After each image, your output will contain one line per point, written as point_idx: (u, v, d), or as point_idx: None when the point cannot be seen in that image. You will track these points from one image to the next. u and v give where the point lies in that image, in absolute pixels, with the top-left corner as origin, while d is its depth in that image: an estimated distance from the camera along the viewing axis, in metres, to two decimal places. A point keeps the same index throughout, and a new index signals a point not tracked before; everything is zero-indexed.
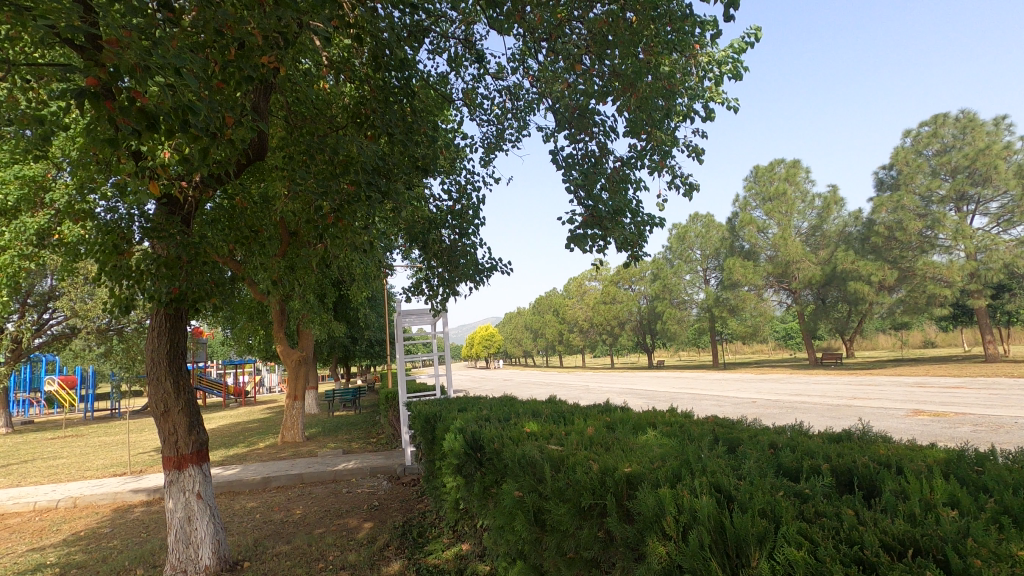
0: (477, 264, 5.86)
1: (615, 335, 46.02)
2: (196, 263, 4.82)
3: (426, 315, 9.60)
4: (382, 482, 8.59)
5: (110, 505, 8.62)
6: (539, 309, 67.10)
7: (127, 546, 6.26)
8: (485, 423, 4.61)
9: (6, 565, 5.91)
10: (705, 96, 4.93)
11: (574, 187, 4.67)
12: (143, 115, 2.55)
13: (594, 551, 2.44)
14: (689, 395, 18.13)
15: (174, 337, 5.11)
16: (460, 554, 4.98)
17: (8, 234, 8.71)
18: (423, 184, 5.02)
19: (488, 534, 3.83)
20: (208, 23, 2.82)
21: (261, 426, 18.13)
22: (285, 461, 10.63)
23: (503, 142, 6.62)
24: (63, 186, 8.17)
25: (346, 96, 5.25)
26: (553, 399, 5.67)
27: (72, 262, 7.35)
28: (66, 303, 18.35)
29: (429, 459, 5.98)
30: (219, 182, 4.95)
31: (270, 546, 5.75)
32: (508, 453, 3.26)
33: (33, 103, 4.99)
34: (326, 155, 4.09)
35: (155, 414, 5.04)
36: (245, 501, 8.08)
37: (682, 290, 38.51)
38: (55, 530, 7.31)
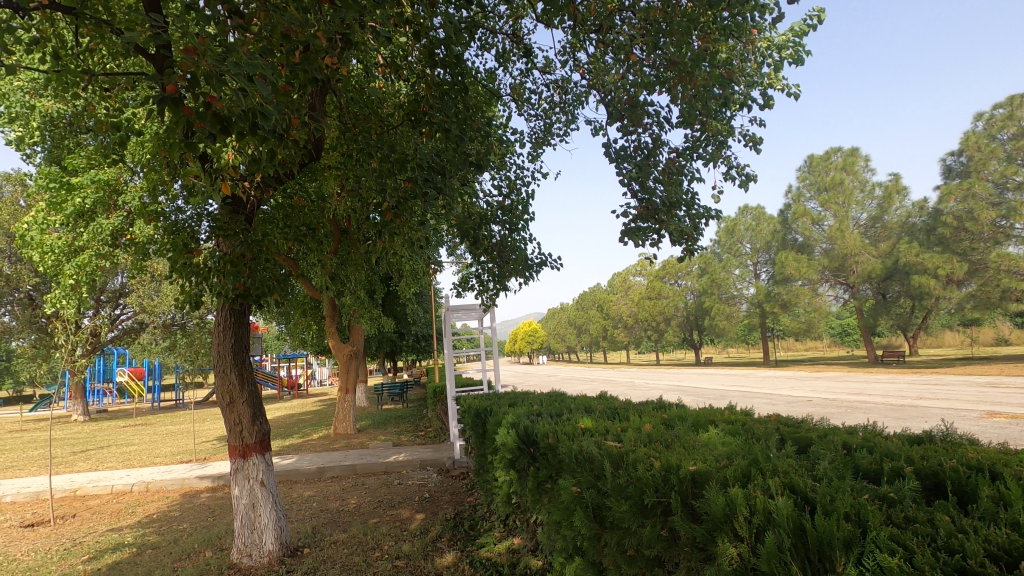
0: (527, 260, 5.85)
1: (661, 331, 45.20)
2: (259, 260, 5.02)
3: (474, 311, 9.69)
4: (432, 475, 8.74)
5: (178, 490, 9.11)
6: (583, 305, 66.71)
7: (196, 529, 6.60)
8: (537, 418, 4.63)
9: (88, 544, 6.34)
10: (764, 83, 4.72)
11: (626, 180, 4.59)
12: (217, 119, 2.62)
13: (657, 550, 2.40)
14: (740, 392, 17.61)
15: (238, 332, 5.33)
16: (512, 548, 4.98)
17: (87, 235, 9.35)
18: (476, 179, 5.06)
19: (544, 529, 3.83)
20: (275, 27, 2.90)
21: (315, 417, 18.81)
22: (339, 453, 10.96)
23: (551, 136, 6.61)
24: (135, 189, 8.65)
25: (398, 95, 5.33)
26: (604, 395, 5.60)
27: (144, 261, 7.79)
28: (135, 299, 19.56)
29: (480, 453, 6.03)
30: (279, 182, 5.14)
31: (328, 534, 5.94)
32: (565, 449, 3.25)
33: (111, 110, 5.30)
34: (383, 153, 4.17)
35: (222, 405, 5.28)
36: (302, 489, 8.38)
37: (731, 285, 37.43)
38: (131, 513, 7.79)
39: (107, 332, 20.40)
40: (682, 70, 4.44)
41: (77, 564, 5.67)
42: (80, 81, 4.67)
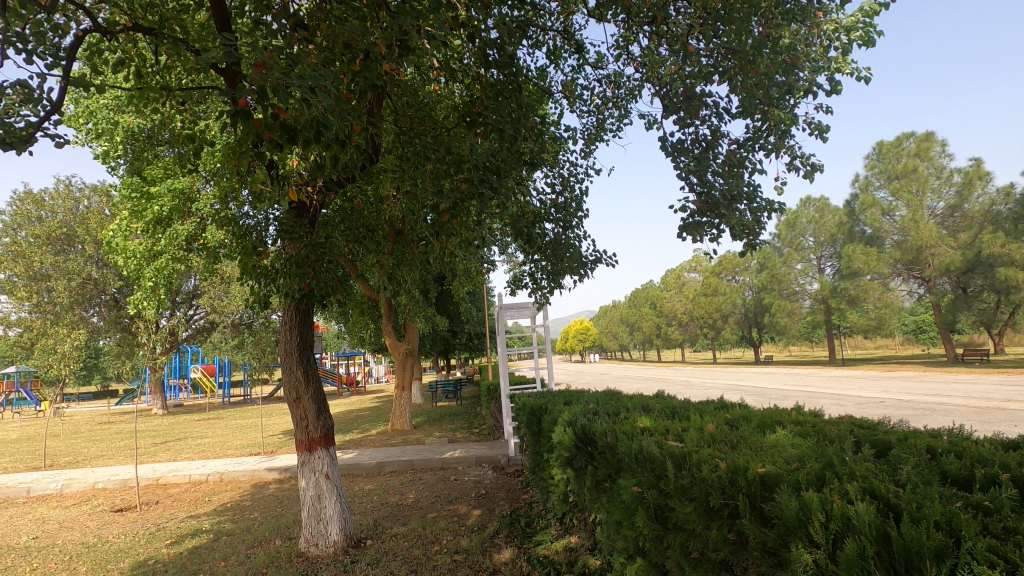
0: (581, 257, 5.81)
1: (718, 329, 43.80)
2: (322, 262, 5.21)
3: (526, 309, 9.70)
4: (487, 472, 8.84)
5: (249, 481, 9.61)
6: (635, 303, 65.66)
7: (266, 518, 6.94)
8: (594, 416, 4.58)
9: (171, 529, 6.80)
10: (831, 67, 4.45)
11: (684, 173, 4.46)
12: (284, 129, 2.74)
13: (724, 553, 2.34)
14: (805, 393, 16.77)
15: (303, 331, 5.57)
16: (569, 546, 4.97)
17: (164, 241, 9.99)
18: (528, 177, 5.06)
19: (603, 528, 3.81)
20: (337, 39, 3.00)
21: (373, 413, 19.35)
22: (397, 448, 11.25)
23: (603, 131, 6.53)
24: (206, 197, 9.20)
25: (452, 97, 5.40)
26: (661, 395, 5.48)
27: (215, 265, 8.25)
28: (207, 300, 20.79)
29: (535, 451, 6.04)
30: (340, 186, 5.31)
31: (389, 526, 6.11)
32: (624, 448, 3.21)
33: (186, 123, 5.66)
34: (439, 155, 4.22)
35: (289, 400, 5.53)
36: (363, 483, 8.68)
37: (792, 280, 35.81)
38: (207, 501, 8.29)
39: (182, 331, 21.76)
40: (742, 58, 4.28)
41: (162, 547, 6.10)
42: (159, 97, 5.02)
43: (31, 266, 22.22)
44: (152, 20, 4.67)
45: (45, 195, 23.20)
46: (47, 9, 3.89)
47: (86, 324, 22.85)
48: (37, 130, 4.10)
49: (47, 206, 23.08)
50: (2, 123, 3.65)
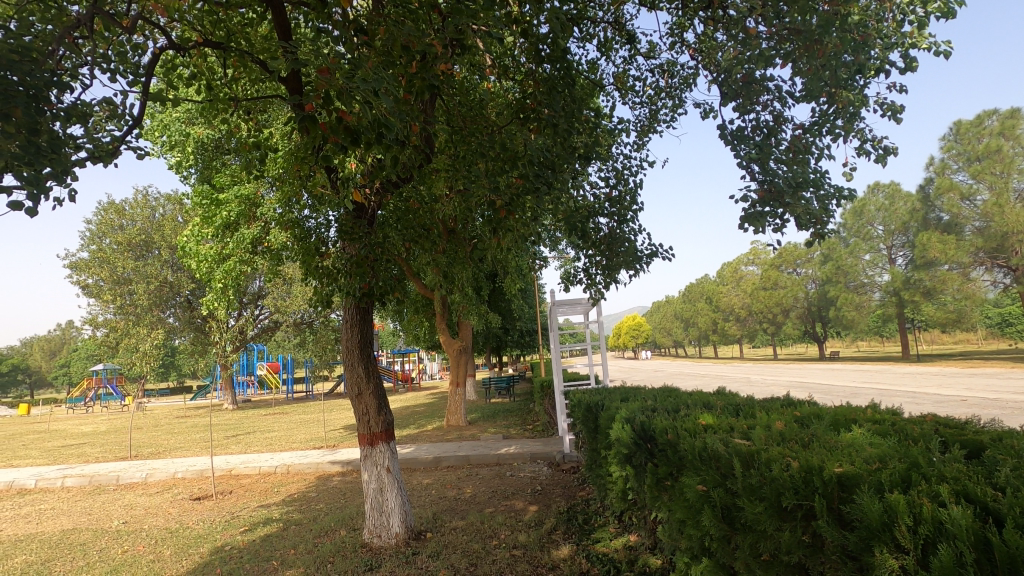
0: (637, 252, 5.70)
1: (778, 323, 42.03)
2: (381, 261, 5.35)
3: (579, 306, 9.64)
4: (543, 468, 8.84)
5: (314, 473, 10.02)
6: (690, 298, 63.97)
7: (331, 509, 7.22)
8: (653, 413, 4.49)
9: (244, 517, 7.19)
10: (905, 44, 4.15)
11: (745, 162, 4.29)
12: (347, 131, 2.81)
13: (798, 556, 2.25)
14: (877, 390, 15.83)
15: (363, 328, 5.74)
16: (629, 544, 4.90)
17: (232, 245, 10.54)
18: (581, 172, 4.99)
19: (664, 528, 3.73)
20: (396, 42, 3.07)
21: (428, 409, 19.71)
22: (453, 443, 11.44)
23: (657, 123, 6.38)
24: (270, 202, 9.65)
25: (503, 94, 5.40)
26: (723, 392, 5.32)
27: (278, 266, 8.63)
28: (271, 300, 21.81)
29: (592, 447, 5.99)
30: (396, 187, 5.43)
31: (448, 520, 6.22)
32: (687, 444, 3.13)
33: (252, 132, 5.95)
34: (495, 152, 4.24)
35: (351, 395, 5.72)
36: (421, 477, 8.88)
37: (860, 272, 33.89)
38: (276, 491, 8.71)
39: (249, 330, 22.90)
40: (807, 39, 4.08)
41: (237, 534, 6.46)
42: (228, 107, 5.31)
43: (115, 270, 23.96)
44: (220, 35, 4.94)
45: (125, 204, 24.94)
46: (128, 30, 4.18)
47: (163, 325, 24.44)
48: (122, 144, 4.41)
49: (128, 215, 24.84)
50: (92, 139, 3.97)
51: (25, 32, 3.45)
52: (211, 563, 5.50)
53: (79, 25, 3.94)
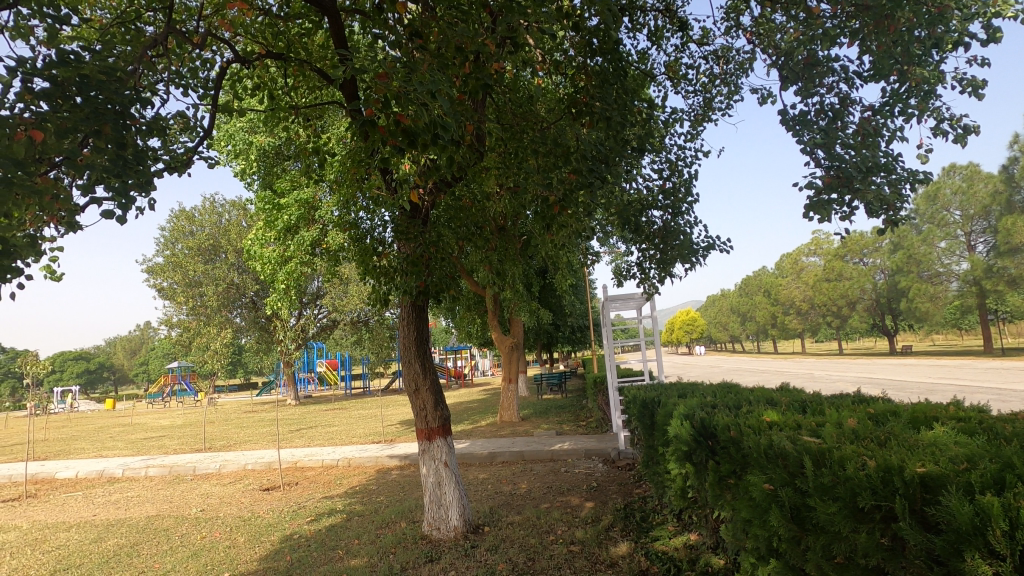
0: (693, 245, 5.54)
1: (844, 317, 39.96)
2: (436, 260, 5.44)
3: (632, 301, 9.50)
4: (598, 464, 8.78)
5: (373, 467, 10.34)
6: (748, 290, 61.78)
7: (390, 502, 7.43)
8: (713, 409, 4.37)
9: (310, 508, 7.51)
10: (987, 14, 3.86)
11: (810, 148, 4.09)
12: (405, 133, 2.86)
13: (877, 560, 2.15)
14: (958, 387, 14.81)
15: (419, 325, 5.87)
16: (690, 543, 4.80)
17: (293, 247, 11.00)
18: (635, 164, 4.89)
19: (727, 527, 3.64)
20: (451, 44, 3.12)
21: (481, 405, 19.92)
22: (507, 439, 11.52)
23: (712, 111, 6.20)
24: (327, 205, 10.02)
25: (554, 89, 5.37)
26: (788, 388, 5.12)
27: (337, 266, 8.94)
28: (330, 300, 22.62)
29: (648, 444, 5.90)
30: (448, 186, 5.50)
31: (505, 515, 6.28)
32: (752, 441, 3.03)
33: (310, 138, 6.18)
34: (548, 148, 4.24)
35: (409, 391, 5.86)
36: (477, 472, 9.00)
37: (934, 261, 31.87)
38: (339, 484, 9.05)
39: (310, 328, 23.83)
40: (877, 15, 3.88)
41: (304, 523, 6.77)
42: (288, 115, 5.55)
43: (187, 274, 25.43)
44: (279, 46, 5.18)
45: (195, 211, 26.42)
46: (199, 47, 4.44)
47: (231, 324, 25.79)
48: (194, 155, 4.69)
49: (197, 221, 26.33)
50: (169, 151, 4.24)
51: (109, 53, 3.73)
52: (282, 551, 5.78)
53: (156, 44, 4.22)
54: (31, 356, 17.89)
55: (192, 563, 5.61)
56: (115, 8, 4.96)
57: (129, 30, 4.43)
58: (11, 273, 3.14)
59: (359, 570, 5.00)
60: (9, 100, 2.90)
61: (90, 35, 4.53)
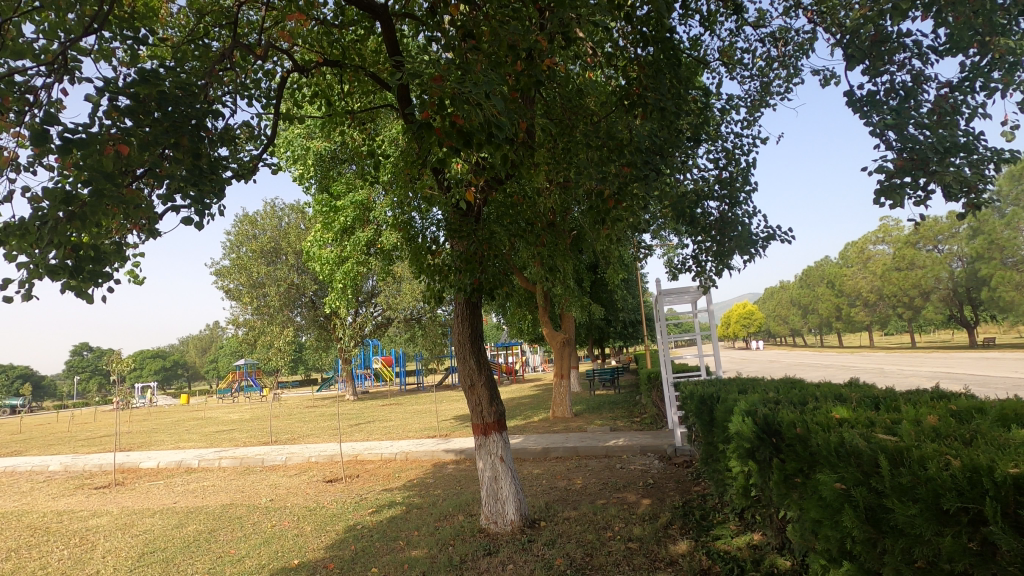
0: (752, 236, 5.34)
1: (917, 308, 37.52)
2: (489, 258, 5.48)
3: (686, 295, 9.28)
4: (654, 461, 8.64)
5: (430, 461, 10.58)
6: (810, 282, 59.02)
7: (448, 495, 7.58)
8: (776, 406, 4.22)
9: (371, 500, 7.78)
10: None
11: (880, 130, 3.87)
12: (460, 134, 2.88)
13: (964, 566, 2.03)
14: None
15: (473, 322, 5.95)
16: (753, 543, 4.66)
17: (350, 247, 11.37)
18: (689, 154, 4.76)
19: (794, 527, 3.51)
20: (504, 42, 3.14)
21: (534, 401, 19.97)
22: (560, 435, 11.50)
23: (769, 96, 5.95)
24: (381, 205, 10.30)
25: (604, 82, 5.29)
26: (857, 384, 4.88)
27: (390, 265, 9.17)
28: (384, 298, 23.22)
29: (707, 441, 5.76)
30: (499, 184, 5.53)
31: (560, 510, 6.29)
32: (821, 439, 2.90)
33: (365, 141, 6.35)
34: (601, 141, 4.18)
35: (464, 387, 5.95)
36: (531, 467, 9.05)
37: (1021, 246, 29.50)
38: (398, 477, 9.32)
39: (365, 326, 24.55)
40: None
41: (366, 514, 7.02)
42: (344, 120, 5.73)
43: (251, 275, 26.71)
44: (335, 53, 5.34)
45: (257, 215, 27.66)
46: (261, 58, 4.66)
47: (293, 323, 26.89)
48: (260, 163, 4.93)
49: (259, 225, 27.57)
50: (236, 160, 4.48)
51: (183, 70, 3.97)
52: (346, 540, 6.02)
53: (223, 59, 4.45)
54: (115, 354, 19.29)
55: (264, 549, 5.93)
56: (185, 26, 5.26)
57: (198, 47, 4.68)
58: (102, 278, 3.42)
59: (420, 561, 5.14)
60: (99, 118, 3.15)
61: (164, 53, 4.84)
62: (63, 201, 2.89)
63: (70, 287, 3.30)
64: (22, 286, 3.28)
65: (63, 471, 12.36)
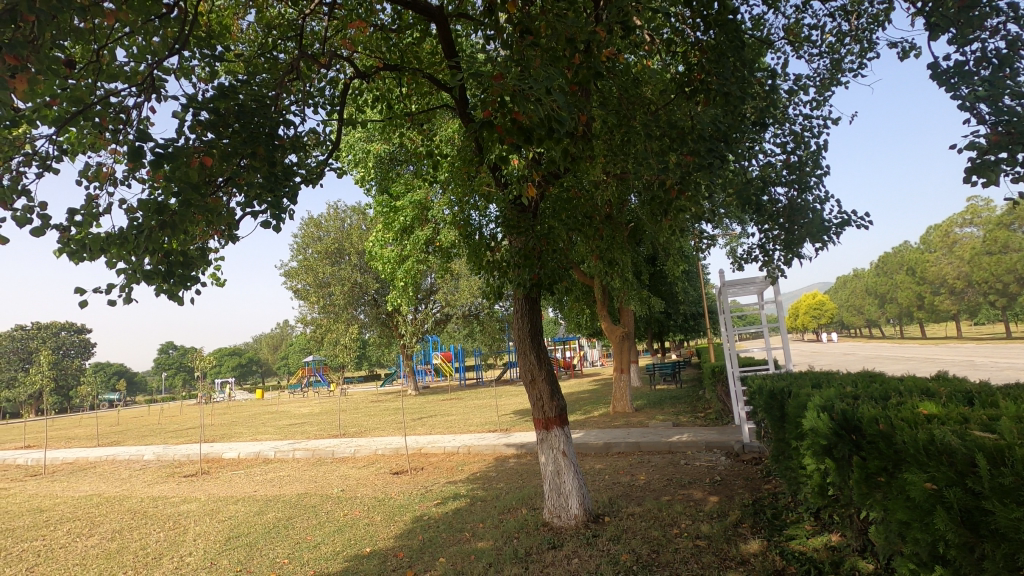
0: (824, 222, 5.06)
1: (1014, 295, 34.32)
2: (548, 252, 5.46)
3: (752, 286, 8.93)
4: (720, 457, 8.39)
5: (491, 455, 10.72)
6: (888, 269, 55.24)
7: (510, 489, 7.67)
8: (855, 401, 3.99)
9: (436, 491, 7.98)
10: None
11: (970, 104, 3.57)
12: (521, 130, 2.92)
13: None
14: None
15: (533, 317, 5.98)
16: (832, 544, 4.46)
17: (409, 246, 11.69)
18: (755, 140, 4.57)
19: (878, 528, 3.33)
20: (562, 37, 3.14)
21: (593, 396, 19.82)
22: (622, 430, 11.36)
23: (840, 73, 5.62)
24: (438, 204, 10.50)
25: (662, 70, 5.16)
26: (946, 377, 4.55)
27: (449, 262, 9.35)
28: (443, 294, 23.65)
29: (778, 438, 5.54)
30: (556, 178, 5.49)
31: (624, 505, 6.23)
32: (907, 435, 2.72)
33: (424, 142, 6.47)
34: (662, 131, 4.09)
35: (525, 382, 5.99)
36: (593, 462, 9.00)
37: None
38: (461, 470, 9.52)
39: (425, 323, 25.09)
40: None
41: (432, 505, 7.21)
42: (403, 122, 5.87)
43: (317, 276, 27.86)
44: (394, 58, 5.48)
45: (321, 218, 28.80)
46: (324, 66, 4.84)
47: (357, 321, 27.93)
48: (326, 167, 5.14)
49: (323, 227, 28.70)
50: (305, 167, 4.69)
51: (255, 83, 4.20)
52: (414, 530, 6.21)
53: (291, 70, 4.67)
54: (198, 352, 20.67)
55: (338, 537, 6.22)
56: (254, 41, 5.54)
57: (267, 60, 4.93)
58: (191, 281, 3.71)
59: (486, 552, 5.23)
60: (185, 132, 3.38)
61: (236, 68, 5.11)
62: (156, 212, 3.14)
63: (163, 290, 3.59)
64: (122, 290, 3.60)
65: (156, 460, 13.40)
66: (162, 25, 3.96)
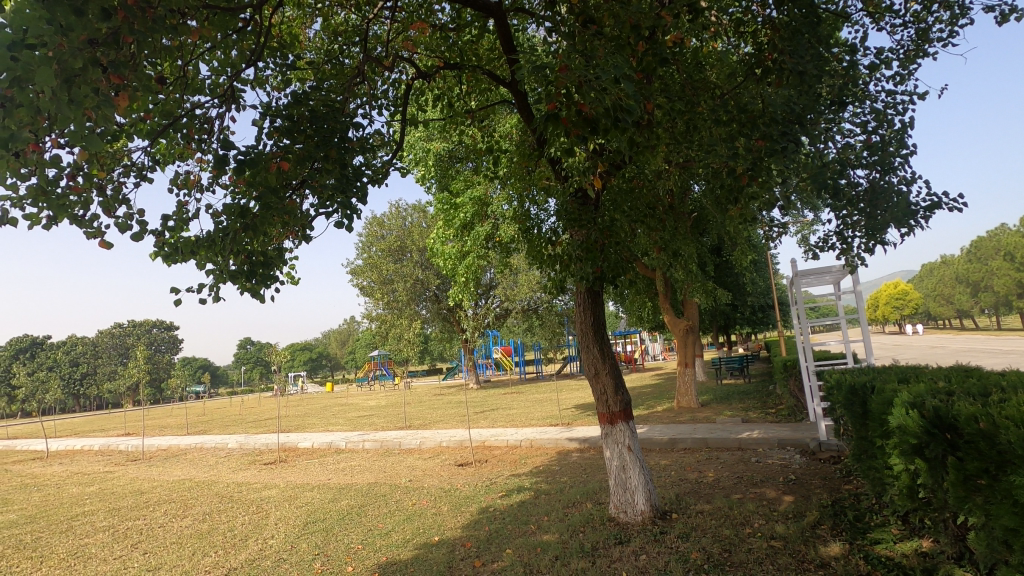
0: (911, 205, 4.69)
1: None
2: (611, 244, 5.37)
3: (828, 275, 8.45)
4: (794, 455, 8.02)
5: (554, 449, 10.73)
6: (982, 254, 50.68)
7: (574, 483, 7.64)
8: (949, 397, 3.70)
9: (500, 484, 8.07)
10: None
11: None
12: (586, 121, 2.88)
13: None
14: None
15: (595, 311, 5.92)
16: (922, 551, 4.17)
17: (470, 242, 11.81)
18: (832, 120, 4.30)
19: (977, 534, 3.09)
20: (624, 25, 3.10)
21: (656, 391, 19.38)
22: (687, 426, 11.07)
23: (928, 43, 5.19)
24: (498, 198, 10.54)
25: (728, 53, 4.94)
26: None
27: (509, 256, 9.40)
28: (502, 289, 23.76)
29: (860, 436, 5.23)
30: (618, 169, 5.37)
31: (693, 503, 6.07)
32: (1014, 435, 2.50)
33: (482, 137, 6.51)
34: (731, 115, 3.93)
35: (589, 376, 5.95)
36: (658, 458, 8.83)
37: None
38: (524, 463, 9.58)
39: (485, 318, 25.32)
40: None
41: (496, 497, 7.30)
42: (462, 118, 5.94)
43: (381, 273, 28.63)
44: (454, 56, 5.54)
45: (384, 217, 29.51)
46: (387, 69, 4.96)
47: (419, 316, 28.60)
48: (390, 167, 5.29)
49: (386, 225, 29.37)
50: (370, 169, 4.83)
51: (324, 88, 4.37)
52: (480, 521, 6.32)
53: (357, 73, 4.83)
54: (273, 348, 21.82)
55: (408, 525, 6.42)
56: (321, 48, 5.75)
57: (334, 65, 5.11)
58: (271, 280, 3.93)
59: (552, 545, 5.25)
60: (264, 139, 3.58)
61: (306, 76, 5.34)
62: (239, 215, 3.37)
63: (246, 289, 3.82)
64: (212, 289, 3.87)
65: (239, 449, 14.29)
66: (240, 38, 4.20)
